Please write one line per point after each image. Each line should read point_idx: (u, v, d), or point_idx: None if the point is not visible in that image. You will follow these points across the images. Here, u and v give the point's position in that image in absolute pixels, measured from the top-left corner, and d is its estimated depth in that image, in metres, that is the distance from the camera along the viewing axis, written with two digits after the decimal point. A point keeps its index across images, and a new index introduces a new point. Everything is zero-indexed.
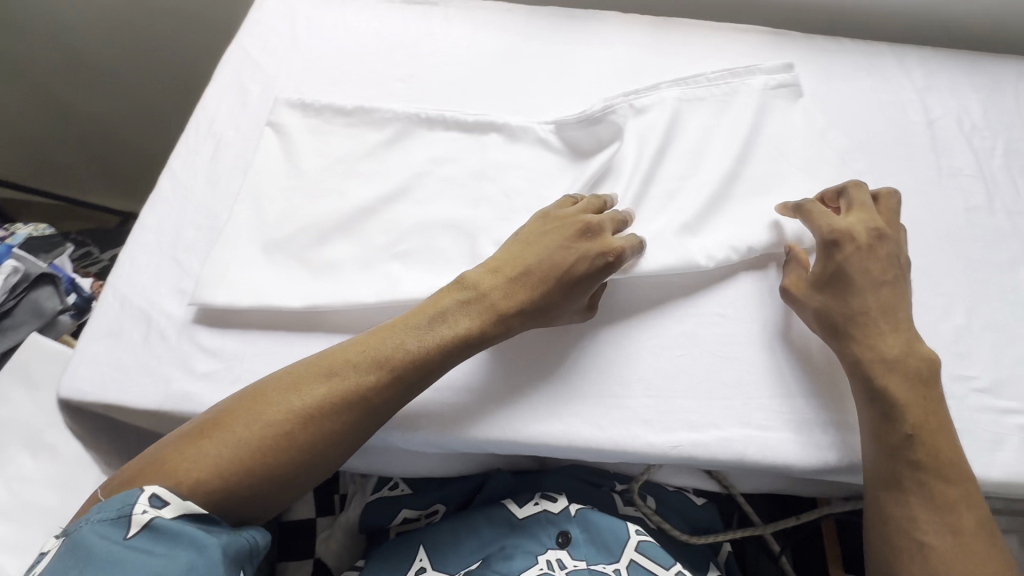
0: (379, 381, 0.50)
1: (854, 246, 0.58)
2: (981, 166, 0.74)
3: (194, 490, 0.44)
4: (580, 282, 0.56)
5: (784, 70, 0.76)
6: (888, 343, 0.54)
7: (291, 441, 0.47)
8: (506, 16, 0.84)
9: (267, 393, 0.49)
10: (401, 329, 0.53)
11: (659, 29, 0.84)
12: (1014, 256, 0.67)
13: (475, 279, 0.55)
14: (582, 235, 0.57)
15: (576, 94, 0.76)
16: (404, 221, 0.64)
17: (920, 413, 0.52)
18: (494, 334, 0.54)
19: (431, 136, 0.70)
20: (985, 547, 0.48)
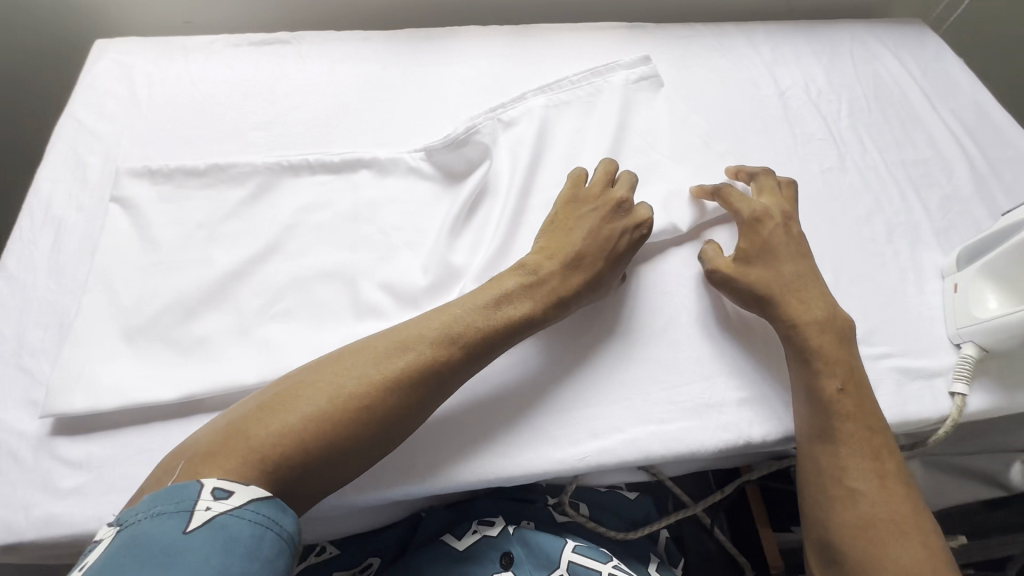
0: (454, 356, 0.51)
1: (775, 222, 0.63)
2: (829, 127, 0.79)
3: (274, 463, 0.43)
4: (622, 257, 0.61)
5: (641, 63, 0.78)
6: (810, 309, 0.58)
7: (366, 419, 0.47)
8: (365, 43, 0.83)
9: (345, 370, 0.49)
10: (471, 310, 0.54)
11: (512, 44, 0.85)
12: (869, 209, 0.72)
13: (534, 264, 0.58)
14: (615, 212, 0.61)
15: (445, 113, 0.76)
16: (282, 274, 0.62)
17: (843, 372, 0.55)
18: (552, 314, 0.57)
19: (296, 184, 0.68)
20: (903, 486, 0.51)
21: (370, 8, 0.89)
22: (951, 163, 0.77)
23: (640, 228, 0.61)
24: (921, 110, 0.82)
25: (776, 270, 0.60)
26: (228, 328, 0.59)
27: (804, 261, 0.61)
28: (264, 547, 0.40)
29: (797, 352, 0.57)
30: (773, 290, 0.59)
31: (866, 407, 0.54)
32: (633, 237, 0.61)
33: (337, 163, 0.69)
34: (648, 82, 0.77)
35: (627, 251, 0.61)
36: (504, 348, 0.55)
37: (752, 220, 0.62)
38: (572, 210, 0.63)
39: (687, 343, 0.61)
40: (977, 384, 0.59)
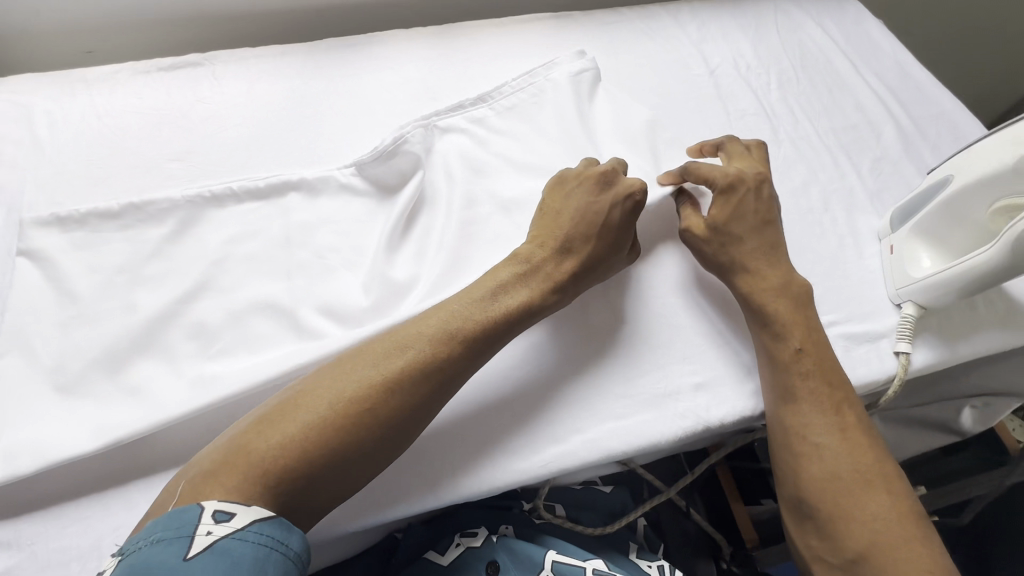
0: (454, 350, 0.48)
1: (749, 186, 0.60)
2: (759, 100, 0.80)
3: (277, 476, 0.41)
4: (621, 232, 0.58)
5: (580, 57, 0.75)
6: (766, 276, 0.58)
7: (368, 425, 0.44)
8: (281, 57, 0.79)
9: (340, 375, 0.46)
10: (466, 303, 0.51)
11: (438, 45, 0.82)
12: (805, 178, 0.73)
13: (529, 253, 0.56)
14: (602, 185, 0.59)
15: (374, 125, 0.74)
16: (215, 312, 0.60)
17: (801, 334, 0.55)
18: (555, 298, 0.55)
19: (223, 215, 0.65)
20: (868, 440, 0.52)
21: (286, 20, 0.85)
22: (879, 126, 0.78)
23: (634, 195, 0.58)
24: (847, 76, 0.84)
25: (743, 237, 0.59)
26: (162, 375, 0.56)
27: (771, 234, 0.60)
28: (268, 569, 0.38)
29: (754, 315, 0.57)
30: (738, 257, 0.58)
31: (826, 364, 0.54)
32: (626, 207, 0.58)
33: (263, 187, 0.66)
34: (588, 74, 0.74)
35: (625, 225, 0.58)
36: (506, 338, 0.52)
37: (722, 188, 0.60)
38: (558, 193, 0.60)
39: (651, 332, 0.60)
40: (919, 341, 0.61)
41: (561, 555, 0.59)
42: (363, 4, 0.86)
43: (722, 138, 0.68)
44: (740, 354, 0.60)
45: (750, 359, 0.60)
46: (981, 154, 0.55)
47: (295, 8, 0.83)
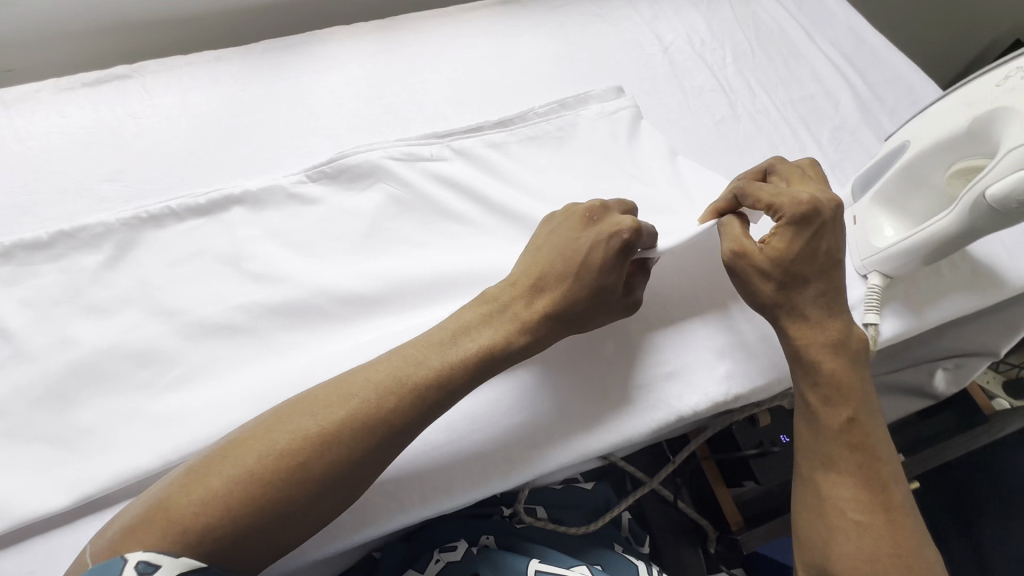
0: (401, 405, 0.45)
1: (823, 221, 0.50)
2: (715, 76, 0.78)
3: (199, 535, 0.39)
4: (607, 277, 0.51)
5: (620, 94, 0.71)
6: (826, 325, 0.51)
7: (302, 484, 0.42)
8: (216, 62, 0.75)
9: (278, 427, 0.43)
10: (423, 350, 0.48)
11: (382, 40, 0.79)
12: (765, 153, 0.71)
13: (499, 293, 0.53)
14: (588, 222, 0.53)
15: (319, 130, 0.70)
16: (158, 336, 0.55)
17: (856, 404, 0.49)
18: (520, 344, 0.51)
19: (163, 235, 0.61)
20: (911, 525, 0.47)
21: (219, 22, 0.81)
22: (836, 94, 0.77)
23: (619, 236, 0.51)
24: (802, 45, 0.83)
25: (804, 282, 0.50)
26: (106, 412, 0.52)
27: (835, 276, 0.52)
28: None
29: (804, 376, 0.51)
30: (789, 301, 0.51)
31: (876, 440, 0.49)
32: (612, 246, 0.51)
33: (203, 204, 0.62)
34: (627, 113, 0.70)
35: (609, 268, 0.51)
36: (465, 387, 0.49)
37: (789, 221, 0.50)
38: (545, 237, 0.55)
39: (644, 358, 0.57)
40: (886, 311, 0.60)
41: (543, 564, 0.57)
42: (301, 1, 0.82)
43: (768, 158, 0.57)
44: (713, 338, 0.58)
45: (723, 342, 0.58)
46: (932, 119, 0.54)
47: (228, 9, 0.79)
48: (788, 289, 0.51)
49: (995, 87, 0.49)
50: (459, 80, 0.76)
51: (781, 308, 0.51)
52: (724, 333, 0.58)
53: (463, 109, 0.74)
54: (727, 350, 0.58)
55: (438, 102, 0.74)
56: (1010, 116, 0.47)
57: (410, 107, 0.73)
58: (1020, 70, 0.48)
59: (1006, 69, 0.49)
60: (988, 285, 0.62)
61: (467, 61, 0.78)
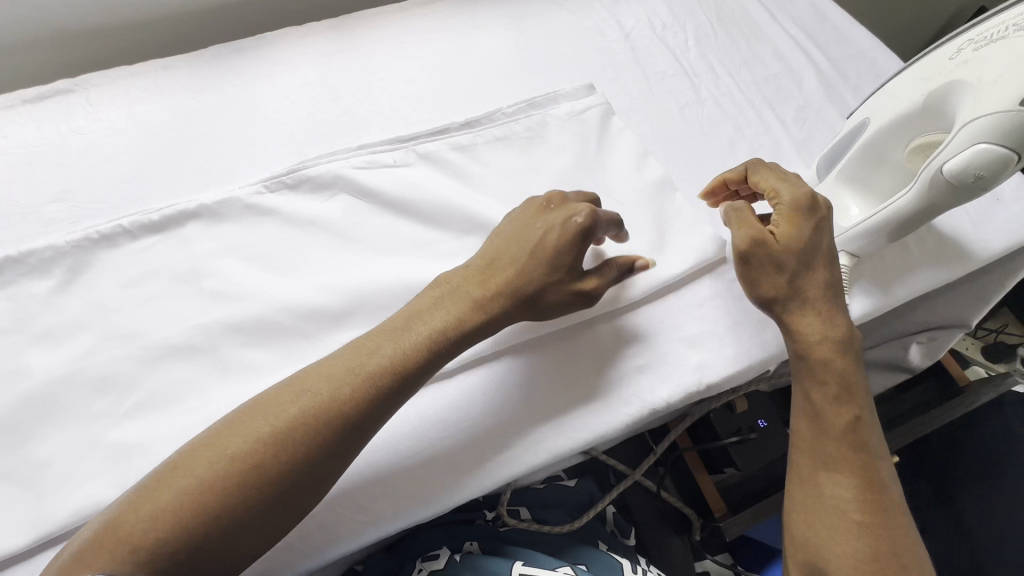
0: (356, 397, 0.45)
1: (823, 217, 0.53)
2: (678, 61, 0.77)
3: (152, 552, 0.39)
4: (563, 258, 0.53)
5: (591, 91, 0.70)
6: (828, 323, 0.52)
7: (259, 485, 0.41)
8: (163, 71, 0.73)
9: (232, 433, 0.43)
10: (377, 340, 0.48)
11: (335, 40, 0.77)
12: (731, 137, 0.71)
13: (453, 280, 0.52)
14: (544, 210, 0.55)
15: (274, 136, 0.68)
16: (115, 362, 0.53)
17: (858, 404, 0.50)
18: (476, 324, 0.50)
19: (117, 255, 0.59)
20: (903, 523, 0.48)
21: (165, 28, 0.78)
22: (800, 73, 0.77)
23: (573, 219, 0.53)
24: (764, 24, 0.82)
25: (808, 271, 0.52)
26: (65, 444, 0.50)
27: (836, 269, 0.54)
28: None
29: (811, 375, 0.51)
30: (797, 293, 0.52)
31: (874, 440, 0.50)
32: (567, 228, 0.53)
33: (157, 220, 0.60)
34: (597, 110, 0.68)
35: (564, 247, 0.53)
36: (423, 375, 0.48)
37: (794, 207, 0.53)
38: (502, 226, 0.56)
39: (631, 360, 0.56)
40: (855, 290, 0.60)
41: (527, 567, 0.57)
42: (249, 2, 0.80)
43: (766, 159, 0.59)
44: (685, 327, 0.58)
45: (695, 330, 0.58)
46: (890, 94, 0.53)
47: (172, 14, 0.77)
48: (796, 279, 0.52)
49: (949, 60, 0.49)
50: (418, 78, 0.74)
51: (787, 302, 0.52)
52: (695, 322, 0.58)
53: (423, 107, 0.72)
54: (701, 338, 0.57)
55: (397, 101, 0.72)
56: (964, 90, 0.46)
57: (368, 108, 0.71)
58: (972, 42, 0.47)
59: (959, 41, 0.49)
60: (954, 258, 0.62)
61: (424, 58, 0.76)
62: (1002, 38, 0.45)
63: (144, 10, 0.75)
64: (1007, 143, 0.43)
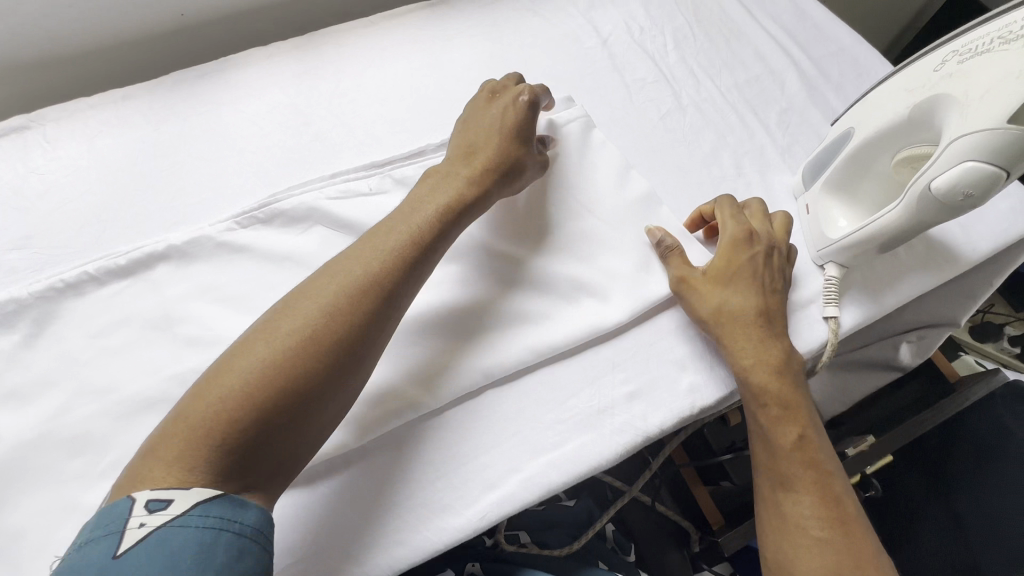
0: (386, 267, 0.49)
1: (758, 254, 0.55)
2: (657, 66, 0.75)
3: (228, 430, 0.40)
4: (523, 131, 0.59)
5: (570, 104, 0.68)
6: (763, 349, 0.52)
7: (313, 357, 0.44)
8: (123, 101, 0.69)
9: (276, 325, 0.45)
10: (390, 225, 0.52)
11: (303, 59, 0.74)
12: (714, 145, 0.69)
13: (444, 169, 0.57)
14: (492, 98, 0.62)
15: (245, 167, 0.66)
16: (89, 418, 0.51)
17: (801, 423, 0.51)
18: (478, 197, 0.56)
19: (84, 303, 0.56)
20: (864, 536, 0.47)
21: (122, 54, 0.75)
22: (781, 74, 0.75)
23: (520, 99, 0.60)
24: (744, 24, 0.80)
25: (740, 300, 0.54)
26: (39, 510, 0.48)
27: (771, 301, 0.55)
28: (217, 553, 0.37)
29: (754, 398, 0.51)
30: (729, 318, 0.53)
31: (825, 457, 0.50)
32: (519, 103, 0.60)
33: (124, 264, 0.57)
34: (579, 124, 0.66)
35: (524, 122, 0.60)
36: (438, 252, 0.53)
37: (731, 242, 0.56)
38: (463, 122, 0.62)
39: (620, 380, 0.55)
40: (845, 300, 0.59)
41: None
42: (209, 23, 0.76)
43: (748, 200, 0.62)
44: (673, 350, 0.57)
45: (685, 352, 0.57)
46: (876, 105, 0.53)
47: (129, 40, 0.73)
48: (726, 307, 0.54)
49: (933, 71, 0.47)
50: (391, 96, 0.72)
51: (722, 327, 0.53)
52: (685, 344, 0.57)
53: (397, 128, 0.69)
54: (689, 361, 0.57)
55: (370, 122, 0.70)
56: (949, 104, 0.45)
57: (340, 131, 0.69)
58: (957, 53, 0.46)
59: (945, 52, 0.47)
60: (942, 263, 0.62)
61: (397, 75, 0.73)
62: (988, 50, 0.43)
63: (98, 38, 0.71)
64: (995, 161, 0.41)
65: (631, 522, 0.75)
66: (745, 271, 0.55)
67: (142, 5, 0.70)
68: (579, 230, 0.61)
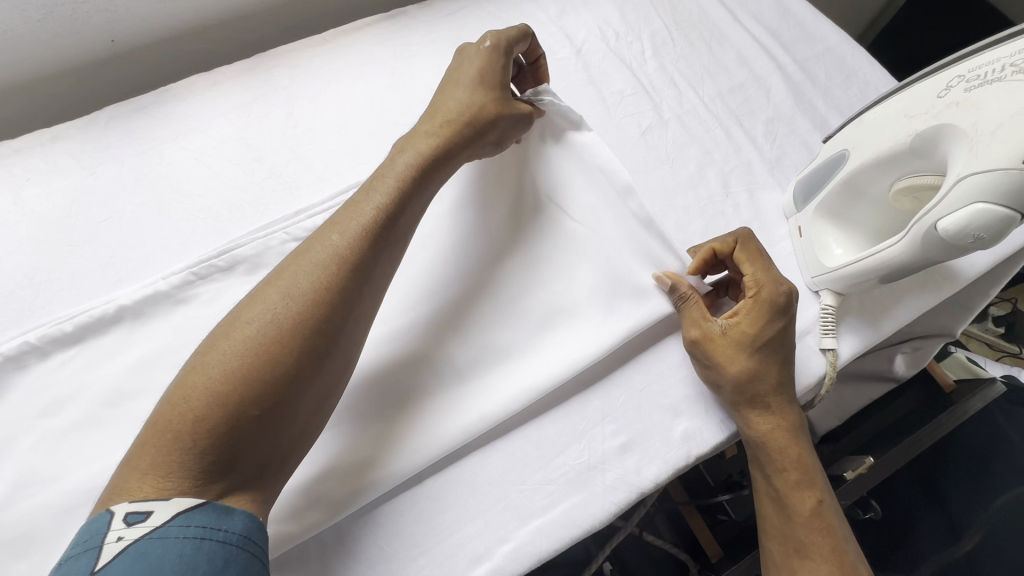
0: (352, 241, 0.44)
1: (789, 319, 0.51)
2: (636, 76, 0.70)
3: (196, 432, 0.37)
4: (495, 77, 0.53)
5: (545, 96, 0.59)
6: (780, 415, 0.51)
7: (281, 347, 0.40)
8: (50, 143, 0.63)
9: (238, 316, 0.41)
10: (355, 197, 0.47)
11: (249, 85, 0.67)
12: (699, 162, 0.65)
13: (412, 130, 0.51)
14: (461, 49, 0.55)
15: (194, 213, 0.60)
16: (34, 511, 0.47)
17: (815, 488, 0.50)
18: (448, 150, 0.50)
19: (21, 381, 0.51)
20: None
21: (47, 88, 0.68)
22: (766, 80, 0.71)
23: (483, 45, 0.53)
24: (724, 25, 0.75)
25: (765, 371, 0.51)
26: None
27: (789, 368, 0.52)
28: (203, 561, 0.34)
29: (771, 462, 0.50)
30: (752, 388, 0.50)
31: (841, 524, 0.49)
32: (485, 50, 0.53)
33: (65, 333, 0.52)
34: None
35: (493, 68, 0.53)
36: (408, 219, 0.48)
37: (767, 307, 0.50)
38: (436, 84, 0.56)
39: (611, 432, 0.52)
40: (843, 329, 0.56)
41: None
42: (143, 48, 0.70)
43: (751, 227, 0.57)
44: (665, 394, 0.54)
45: (679, 396, 0.54)
46: (873, 129, 0.50)
47: (52, 71, 0.66)
48: (754, 377, 0.50)
49: (937, 97, 0.45)
50: (350, 123, 0.66)
51: (746, 391, 0.50)
52: (678, 387, 0.54)
53: (360, 159, 0.64)
54: (683, 405, 0.53)
55: (329, 154, 0.64)
56: (955, 137, 0.43)
57: (297, 166, 0.63)
58: (963, 78, 0.43)
59: (950, 76, 0.45)
60: (940, 280, 0.59)
61: (355, 98, 0.67)
62: (998, 79, 0.41)
63: (19, 72, 0.64)
64: (1008, 204, 0.39)
65: (625, 558, 0.79)
66: (775, 339, 0.51)
67: (64, 34, 0.63)
68: (560, 259, 0.56)
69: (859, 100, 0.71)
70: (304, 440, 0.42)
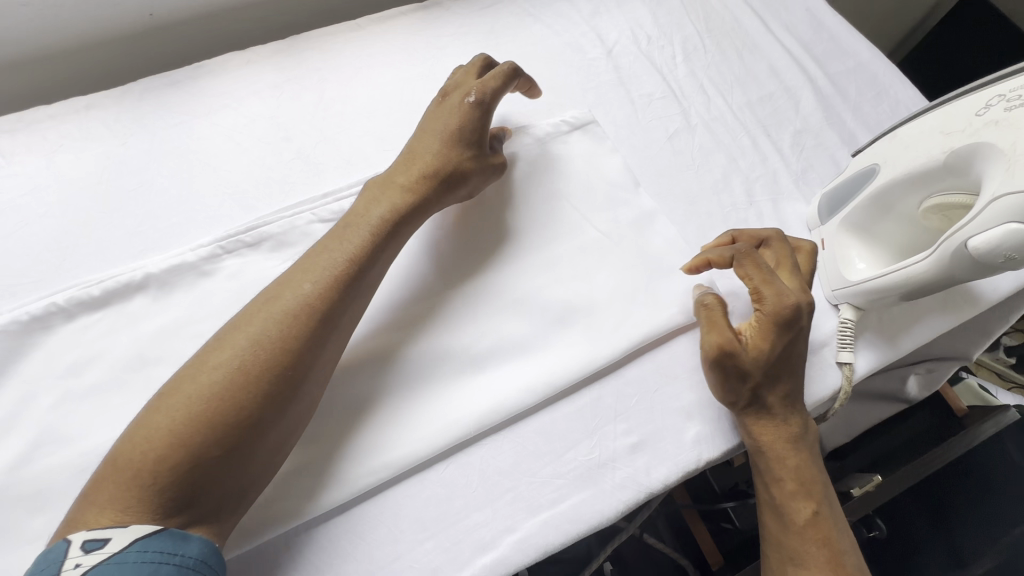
0: (321, 288, 0.45)
1: (802, 329, 0.50)
2: (665, 80, 0.71)
3: (154, 473, 0.37)
4: (471, 134, 0.55)
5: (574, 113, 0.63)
6: (780, 425, 0.51)
7: (246, 391, 0.40)
8: (86, 111, 0.63)
9: (204, 360, 0.42)
10: (325, 242, 0.48)
11: (282, 66, 0.68)
12: (725, 169, 0.65)
13: (388, 176, 0.53)
14: (443, 97, 0.57)
15: (221, 188, 0.61)
16: (53, 469, 0.48)
17: (813, 499, 0.50)
18: (419, 203, 0.52)
19: (43, 341, 0.52)
20: None
21: (86, 58, 0.69)
22: (796, 92, 0.71)
23: (464, 101, 0.55)
24: (756, 34, 0.75)
25: (771, 381, 0.50)
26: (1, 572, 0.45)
27: (800, 377, 0.52)
28: None
29: (767, 471, 0.51)
30: (753, 398, 0.50)
31: (839, 535, 0.49)
32: (465, 105, 0.55)
33: (91, 297, 0.52)
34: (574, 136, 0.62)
35: (472, 124, 0.55)
36: (378, 267, 0.49)
37: (775, 320, 0.49)
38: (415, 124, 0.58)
39: (622, 430, 0.52)
40: (860, 344, 0.56)
41: None
42: (181, 23, 0.70)
43: (766, 231, 0.55)
44: (678, 397, 0.54)
45: (690, 400, 0.54)
46: (906, 145, 0.50)
47: (92, 41, 0.67)
48: (761, 389, 0.50)
49: (975, 116, 0.45)
50: (379, 109, 0.66)
51: (747, 401, 0.50)
52: (691, 391, 0.54)
53: (387, 145, 0.65)
54: (696, 409, 0.53)
55: (357, 139, 0.65)
56: (991, 156, 0.43)
57: (325, 148, 0.64)
58: (1003, 98, 0.44)
59: (990, 96, 0.45)
60: (961, 301, 0.58)
61: (386, 85, 0.68)
62: None
63: (59, 40, 0.65)
64: None
65: (627, 559, 0.80)
66: (784, 351, 0.50)
67: (105, 4, 0.64)
68: (580, 258, 0.56)
69: (888, 118, 0.71)
70: (267, 475, 0.43)
